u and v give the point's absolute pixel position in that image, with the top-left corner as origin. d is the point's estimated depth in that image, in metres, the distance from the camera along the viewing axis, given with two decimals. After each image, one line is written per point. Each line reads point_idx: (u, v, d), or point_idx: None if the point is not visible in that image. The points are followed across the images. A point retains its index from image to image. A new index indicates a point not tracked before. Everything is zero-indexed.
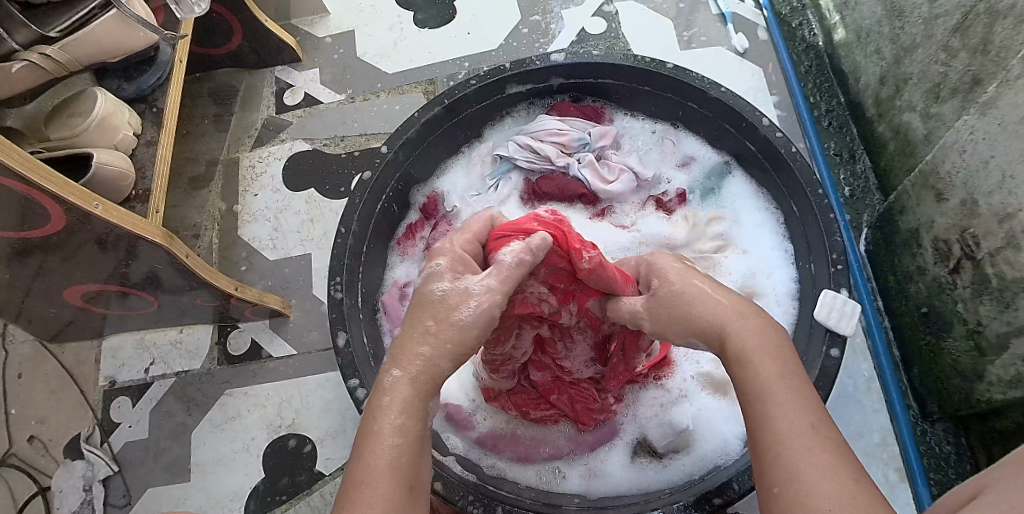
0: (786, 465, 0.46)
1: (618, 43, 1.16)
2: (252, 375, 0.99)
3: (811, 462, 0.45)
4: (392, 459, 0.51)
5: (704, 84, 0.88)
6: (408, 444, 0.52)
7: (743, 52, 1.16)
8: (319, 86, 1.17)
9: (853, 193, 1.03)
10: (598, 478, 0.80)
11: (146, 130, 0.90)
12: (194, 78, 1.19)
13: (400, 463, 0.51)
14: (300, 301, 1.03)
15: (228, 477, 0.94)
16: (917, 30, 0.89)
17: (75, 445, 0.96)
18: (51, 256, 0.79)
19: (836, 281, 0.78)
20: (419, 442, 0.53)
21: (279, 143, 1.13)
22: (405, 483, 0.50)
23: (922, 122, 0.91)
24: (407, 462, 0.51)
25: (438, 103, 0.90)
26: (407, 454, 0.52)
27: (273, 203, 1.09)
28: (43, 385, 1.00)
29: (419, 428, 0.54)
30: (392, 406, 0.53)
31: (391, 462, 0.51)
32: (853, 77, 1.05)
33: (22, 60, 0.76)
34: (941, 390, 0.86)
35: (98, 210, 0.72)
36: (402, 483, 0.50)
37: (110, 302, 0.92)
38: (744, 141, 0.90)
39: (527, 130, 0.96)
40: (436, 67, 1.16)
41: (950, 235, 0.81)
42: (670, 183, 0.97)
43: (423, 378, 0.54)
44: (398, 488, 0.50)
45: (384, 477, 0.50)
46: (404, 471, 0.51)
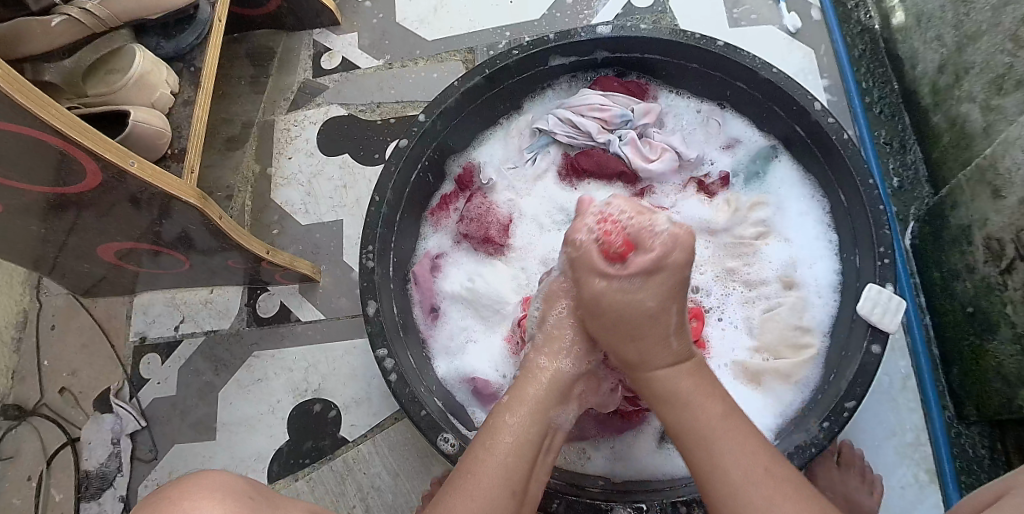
0: None
1: (665, 18, 1.13)
2: (280, 339, 1.00)
3: None
4: (507, 461, 0.58)
5: (755, 64, 0.85)
6: (520, 449, 0.59)
7: (794, 33, 1.11)
8: (356, 51, 1.15)
9: (902, 185, 1.00)
10: (623, 461, 0.79)
11: (183, 89, 0.90)
12: (232, 37, 1.17)
13: (511, 468, 0.57)
14: (330, 267, 1.03)
15: (252, 438, 0.95)
16: (984, 17, 0.84)
17: (104, 398, 0.98)
18: (86, 211, 0.80)
19: (882, 275, 0.75)
20: (531, 456, 0.59)
21: (315, 108, 1.12)
22: (510, 489, 0.56)
23: (982, 115, 0.87)
24: (519, 465, 0.58)
25: (479, 72, 0.87)
26: (520, 462, 0.58)
27: (307, 168, 1.08)
28: (75, 338, 1.02)
29: (530, 443, 0.60)
30: (509, 427, 0.60)
31: (501, 463, 0.57)
32: (910, 64, 1.01)
33: (63, 14, 0.77)
34: (980, 394, 0.84)
35: (134, 168, 0.72)
36: (509, 495, 0.55)
37: (142, 259, 0.93)
38: (793, 125, 0.86)
39: (568, 103, 0.93)
40: (477, 35, 1.13)
41: (1005, 234, 0.77)
42: (712, 164, 0.94)
43: None
44: (501, 491, 0.56)
45: (493, 479, 0.56)
46: (511, 477, 0.57)
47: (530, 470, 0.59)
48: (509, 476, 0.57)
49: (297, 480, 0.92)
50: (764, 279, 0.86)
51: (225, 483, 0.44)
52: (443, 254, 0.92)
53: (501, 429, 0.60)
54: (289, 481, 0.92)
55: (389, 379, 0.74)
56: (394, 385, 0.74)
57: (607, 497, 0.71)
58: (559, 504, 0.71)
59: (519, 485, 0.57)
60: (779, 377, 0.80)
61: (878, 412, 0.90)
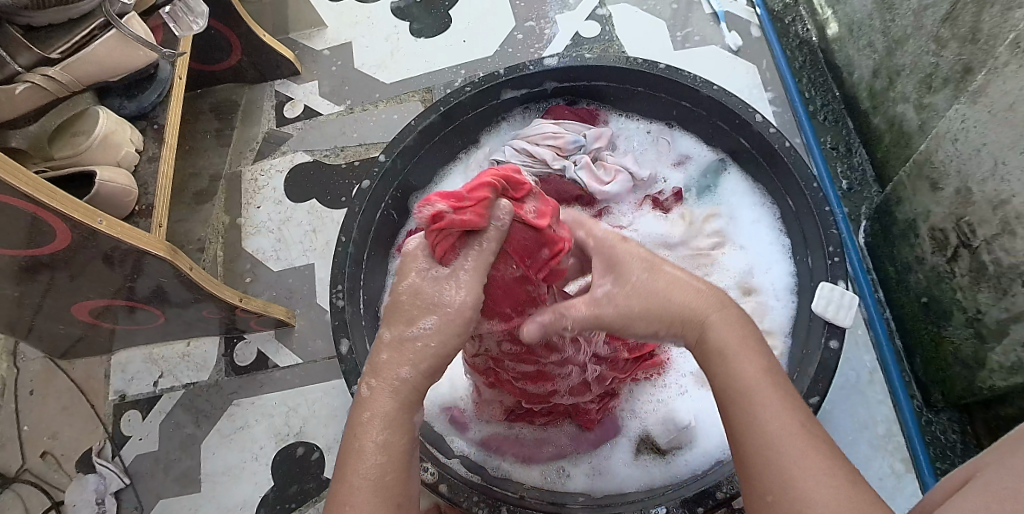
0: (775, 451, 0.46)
1: (612, 46, 1.17)
2: (260, 385, 1.00)
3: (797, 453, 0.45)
4: (381, 472, 0.51)
5: (696, 83, 0.89)
6: (397, 456, 0.52)
7: (736, 50, 1.16)
8: (318, 98, 1.18)
9: (850, 186, 1.04)
10: (602, 476, 0.80)
11: (148, 147, 0.92)
12: (196, 94, 1.20)
13: (388, 476, 0.51)
14: (304, 310, 1.04)
15: (238, 486, 0.95)
16: (907, 21, 0.90)
17: (87, 459, 0.98)
18: (57, 273, 0.81)
19: (833, 273, 0.78)
20: (406, 461, 0.52)
21: (280, 156, 1.14)
22: (395, 501, 0.50)
23: (915, 113, 0.91)
24: (390, 480, 0.51)
25: (434, 111, 0.91)
26: (394, 472, 0.51)
27: (276, 215, 1.10)
28: (54, 401, 1.02)
29: (404, 449, 0.53)
30: (374, 421, 0.53)
31: (374, 469, 0.51)
32: (847, 71, 1.06)
33: (24, 82, 0.78)
34: (944, 380, 0.86)
35: (103, 226, 0.73)
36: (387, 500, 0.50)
37: (118, 317, 0.94)
38: (738, 137, 0.90)
39: (522, 134, 0.96)
40: (434, 75, 1.17)
41: (947, 224, 0.81)
42: (666, 182, 0.98)
43: (420, 382, 0.55)
44: (386, 506, 0.50)
45: (371, 495, 0.50)
46: (395, 487, 0.51)
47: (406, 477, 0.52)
48: (386, 493, 0.50)
49: None
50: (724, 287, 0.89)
51: None
52: None
53: (366, 447, 0.52)
54: None
55: None
56: None
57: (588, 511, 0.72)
58: None
59: (404, 494, 0.51)
60: None
61: (850, 406, 0.91)
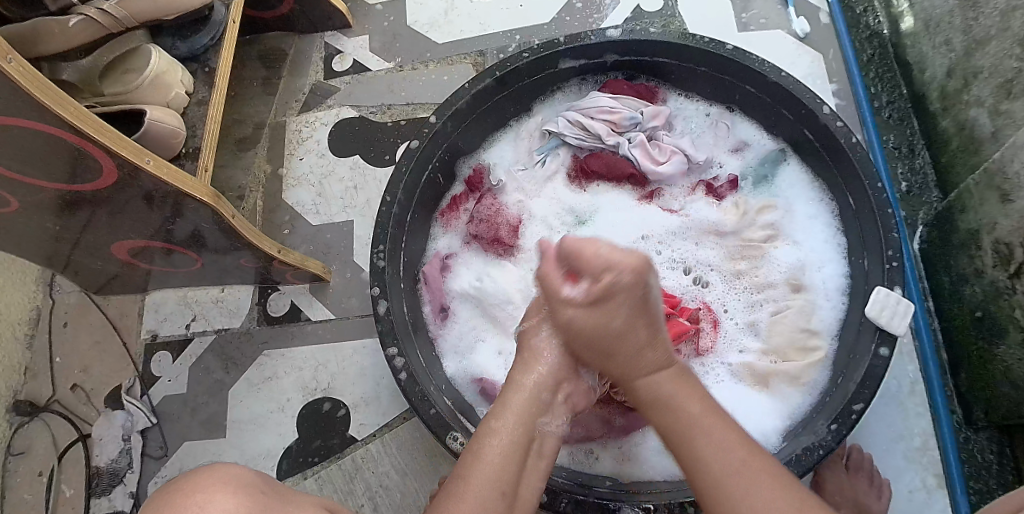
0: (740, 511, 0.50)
1: (675, 22, 1.13)
2: (290, 338, 1.01)
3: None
4: (501, 463, 0.56)
5: (764, 68, 0.85)
6: (511, 450, 0.57)
7: (803, 38, 1.12)
8: (368, 53, 1.16)
9: (909, 189, 1.00)
10: (631, 461, 0.79)
11: (197, 89, 0.91)
12: (245, 40, 1.19)
13: (504, 469, 0.56)
14: (340, 268, 1.04)
15: (262, 435, 0.96)
16: (993, 21, 0.85)
17: (116, 395, 0.99)
18: (100, 209, 0.81)
19: (890, 278, 0.75)
20: (522, 455, 0.58)
21: (326, 109, 1.13)
22: (502, 489, 0.55)
23: (990, 119, 0.87)
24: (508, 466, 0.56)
25: (490, 75, 0.88)
26: (511, 464, 0.57)
27: (318, 169, 1.09)
28: (88, 335, 1.03)
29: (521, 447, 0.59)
30: (511, 414, 0.61)
31: (495, 462, 0.56)
32: (919, 69, 1.02)
33: (79, 14, 0.77)
34: (989, 399, 0.84)
35: (149, 166, 0.73)
36: (499, 488, 0.55)
37: (155, 258, 0.94)
38: (802, 128, 0.87)
39: (578, 107, 0.94)
40: (487, 39, 1.14)
41: (1012, 239, 0.78)
42: (721, 167, 0.95)
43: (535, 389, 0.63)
44: (494, 492, 0.54)
45: (488, 477, 0.55)
46: (504, 475, 0.56)
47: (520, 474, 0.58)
48: (499, 479, 0.55)
49: (307, 477, 0.92)
50: (773, 281, 0.86)
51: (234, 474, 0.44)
52: (453, 255, 0.93)
53: (489, 431, 0.59)
54: (298, 478, 0.93)
55: (399, 378, 0.75)
56: (405, 384, 0.75)
57: (614, 497, 0.72)
58: (567, 504, 0.71)
59: (511, 485, 0.56)
60: (787, 378, 0.81)
61: (885, 416, 0.90)
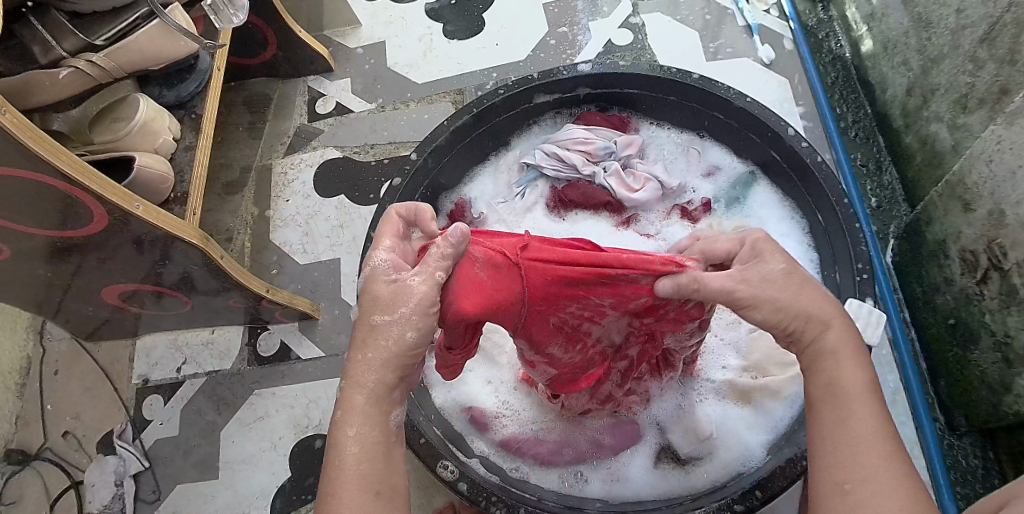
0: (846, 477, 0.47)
1: (644, 54, 1.18)
2: (281, 376, 1.02)
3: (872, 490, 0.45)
4: (359, 470, 0.50)
5: (730, 95, 0.89)
6: (373, 448, 0.51)
7: (769, 64, 1.17)
8: (351, 95, 1.20)
9: (880, 204, 1.04)
10: (621, 482, 0.80)
11: (185, 135, 0.94)
12: (231, 87, 1.22)
13: (367, 473, 0.50)
14: (328, 305, 1.05)
15: (255, 475, 0.96)
16: (944, 41, 0.89)
17: (107, 440, 0.99)
18: (90, 256, 0.82)
19: (861, 290, 0.78)
20: (384, 448, 0.52)
21: (311, 151, 1.16)
22: (376, 489, 0.49)
23: (949, 133, 0.91)
24: (374, 467, 0.50)
25: (467, 112, 0.92)
26: (373, 459, 0.51)
27: (304, 208, 1.12)
28: (78, 381, 1.03)
29: (382, 429, 0.52)
30: (354, 415, 0.52)
31: (354, 469, 0.50)
32: (880, 88, 1.06)
33: (68, 67, 0.80)
34: (969, 405, 0.85)
35: (139, 211, 0.75)
36: (372, 490, 0.49)
37: (145, 302, 0.95)
38: (769, 150, 0.90)
39: (554, 139, 0.98)
40: (465, 77, 1.18)
41: (977, 246, 0.80)
42: (695, 192, 0.98)
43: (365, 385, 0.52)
44: (366, 496, 0.49)
45: (352, 488, 0.49)
46: (373, 477, 0.50)
47: (388, 460, 0.52)
48: (366, 484, 0.49)
49: None
50: None
51: None
52: None
53: (345, 438, 0.51)
54: None
55: None
56: None
57: None
58: None
59: (385, 480, 0.50)
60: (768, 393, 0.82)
61: None
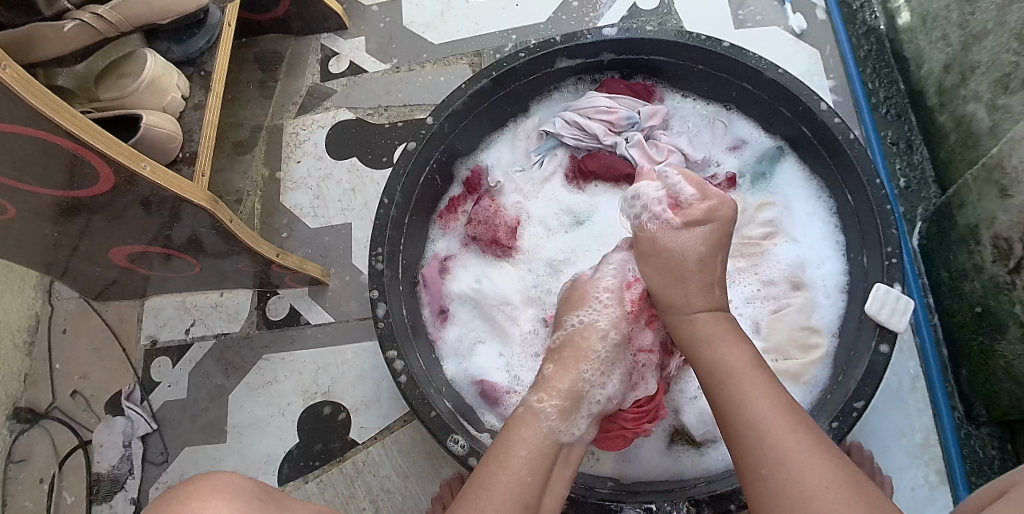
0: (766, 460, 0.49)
1: (670, 20, 1.13)
2: (290, 341, 1.00)
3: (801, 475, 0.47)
4: (520, 479, 0.56)
5: (761, 66, 0.85)
6: (535, 465, 0.58)
7: (800, 35, 1.12)
8: (364, 55, 1.16)
9: (908, 185, 1.00)
10: (633, 462, 0.79)
11: (194, 93, 0.90)
12: (241, 43, 1.18)
13: (525, 484, 0.56)
14: (339, 271, 1.03)
15: (264, 439, 0.96)
16: (990, 16, 0.85)
17: (116, 401, 0.99)
18: (98, 216, 0.80)
19: (889, 275, 0.75)
20: (546, 470, 0.59)
21: (323, 111, 1.13)
22: (526, 502, 0.55)
23: (988, 114, 0.87)
24: (528, 485, 0.56)
25: (486, 76, 0.88)
26: (535, 478, 0.57)
27: (315, 171, 1.09)
28: (87, 341, 1.03)
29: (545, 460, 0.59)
30: (525, 439, 0.60)
31: (514, 479, 0.56)
32: (916, 63, 1.01)
33: (74, 19, 0.77)
34: (991, 394, 0.83)
35: (146, 171, 0.72)
36: (521, 503, 0.55)
37: (153, 263, 0.94)
38: (799, 125, 0.86)
39: (575, 107, 0.94)
40: (483, 39, 1.14)
41: (1012, 233, 0.77)
42: (719, 166, 0.94)
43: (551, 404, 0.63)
44: (519, 505, 0.55)
45: (507, 496, 0.54)
46: (526, 489, 0.56)
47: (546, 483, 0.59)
48: (522, 494, 0.55)
49: (308, 481, 0.92)
50: (773, 279, 0.87)
51: (233, 485, 0.44)
52: (452, 257, 0.92)
53: (516, 441, 0.59)
54: (300, 482, 0.93)
55: (399, 381, 0.75)
56: (405, 387, 0.75)
57: (615, 498, 0.71)
58: (569, 507, 0.71)
59: (535, 499, 0.56)
60: (788, 375, 0.81)
61: (887, 413, 0.90)
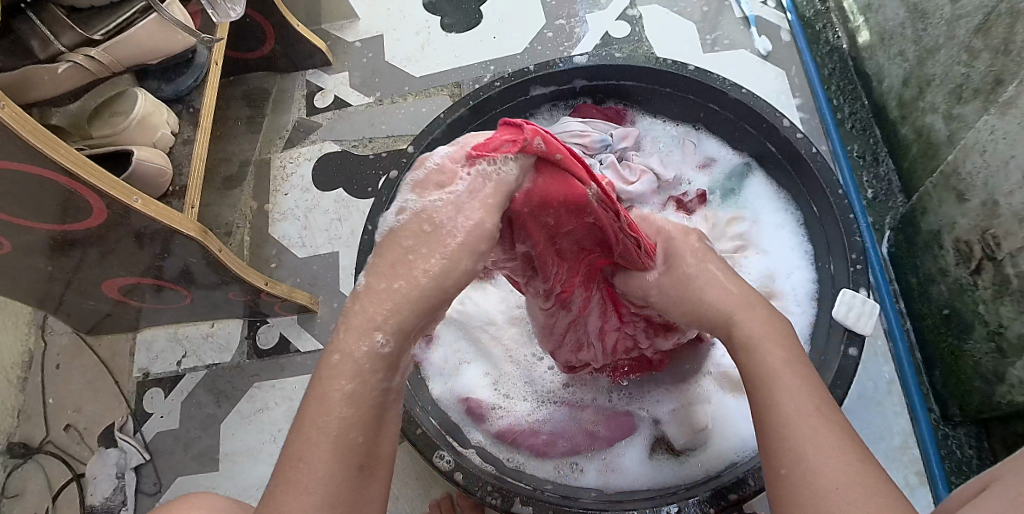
0: (784, 458, 0.49)
1: (641, 47, 1.18)
2: (281, 369, 1.02)
3: (804, 456, 0.48)
4: (328, 444, 0.45)
5: (724, 86, 0.89)
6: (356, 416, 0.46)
7: (766, 56, 1.17)
8: (348, 89, 1.20)
9: (875, 196, 1.04)
10: (616, 473, 0.81)
11: (182, 130, 0.94)
12: (229, 81, 1.23)
13: (353, 443, 0.45)
14: (327, 298, 1.06)
15: (255, 467, 0.97)
16: (940, 31, 0.89)
17: (109, 433, 1.00)
18: (90, 250, 0.83)
19: (855, 281, 0.78)
20: (373, 415, 0.47)
21: (309, 145, 1.16)
22: (345, 464, 0.45)
23: (945, 123, 0.91)
24: (349, 443, 0.45)
25: (463, 105, 0.92)
26: (358, 437, 0.46)
27: (303, 202, 1.12)
28: (80, 375, 1.04)
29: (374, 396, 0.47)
30: (339, 369, 0.46)
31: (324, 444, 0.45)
32: (877, 79, 1.06)
33: (67, 61, 0.80)
34: (963, 395, 0.86)
35: (138, 204, 0.75)
36: (341, 467, 0.45)
37: (145, 295, 0.96)
38: (764, 141, 0.90)
39: (550, 132, 0.98)
40: (463, 70, 1.19)
41: (971, 236, 0.80)
42: (690, 184, 0.99)
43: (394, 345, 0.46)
44: (343, 473, 0.45)
45: (321, 463, 0.45)
46: (341, 453, 0.45)
47: (376, 432, 0.47)
48: (335, 468, 0.45)
49: None
50: None
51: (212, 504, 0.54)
52: None
53: (325, 392, 0.45)
54: None
55: None
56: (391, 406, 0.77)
57: (600, 506, 0.73)
58: None
59: (354, 456, 0.46)
60: None
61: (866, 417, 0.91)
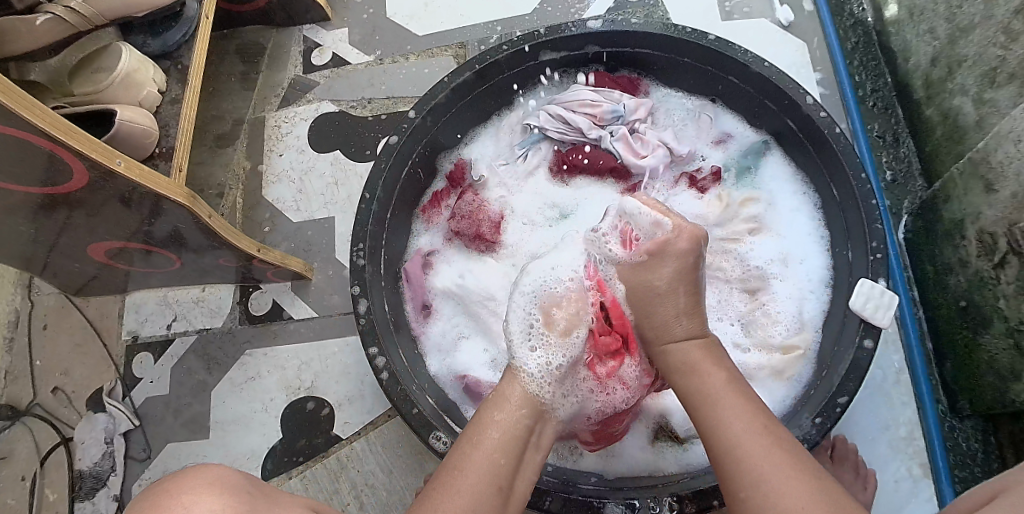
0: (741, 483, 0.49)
1: (657, 12, 1.12)
2: (274, 336, 1.00)
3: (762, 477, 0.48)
4: (489, 461, 0.56)
5: (747, 59, 0.85)
6: (511, 439, 0.58)
7: (787, 26, 1.11)
8: (347, 46, 1.14)
9: (894, 178, 1.00)
10: (616, 457, 0.79)
11: (170, 87, 0.89)
12: (221, 35, 1.17)
13: (500, 465, 0.56)
14: (322, 265, 1.02)
15: (247, 436, 0.95)
16: (977, 9, 0.84)
17: (97, 397, 0.98)
18: (76, 211, 0.79)
19: (874, 270, 0.75)
20: (518, 449, 0.58)
21: (305, 104, 1.11)
22: (499, 483, 0.55)
23: (974, 108, 0.86)
24: (506, 464, 0.56)
25: (469, 68, 0.87)
26: (508, 459, 0.57)
27: (298, 164, 1.08)
28: (67, 337, 1.01)
29: (516, 437, 0.59)
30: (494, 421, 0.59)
31: (490, 459, 0.56)
32: (903, 56, 1.01)
33: (45, 13, 0.75)
34: (974, 388, 0.84)
35: (121, 167, 0.71)
36: (494, 480, 0.54)
37: (133, 259, 0.92)
38: (785, 118, 0.86)
39: (559, 100, 0.93)
40: (468, 30, 1.13)
41: (997, 228, 0.77)
42: (704, 160, 0.94)
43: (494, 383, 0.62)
44: (490, 482, 0.54)
45: (479, 477, 0.54)
46: (498, 471, 0.55)
47: (519, 467, 0.58)
48: (490, 488, 0.54)
49: (292, 477, 0.92)
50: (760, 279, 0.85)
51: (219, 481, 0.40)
52: (435, 252, 0.92)
53: (490, 423, 0.59)
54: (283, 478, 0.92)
55: (380, 377, 0.74)
56: (386, 383, 0.74)
57: (599, 493, 0.71)
58: (552, 503, 0.70)
59: (508, 479, 0.55)
60: (772, 372, 0.80)
61: (873, 405, 0.90)
